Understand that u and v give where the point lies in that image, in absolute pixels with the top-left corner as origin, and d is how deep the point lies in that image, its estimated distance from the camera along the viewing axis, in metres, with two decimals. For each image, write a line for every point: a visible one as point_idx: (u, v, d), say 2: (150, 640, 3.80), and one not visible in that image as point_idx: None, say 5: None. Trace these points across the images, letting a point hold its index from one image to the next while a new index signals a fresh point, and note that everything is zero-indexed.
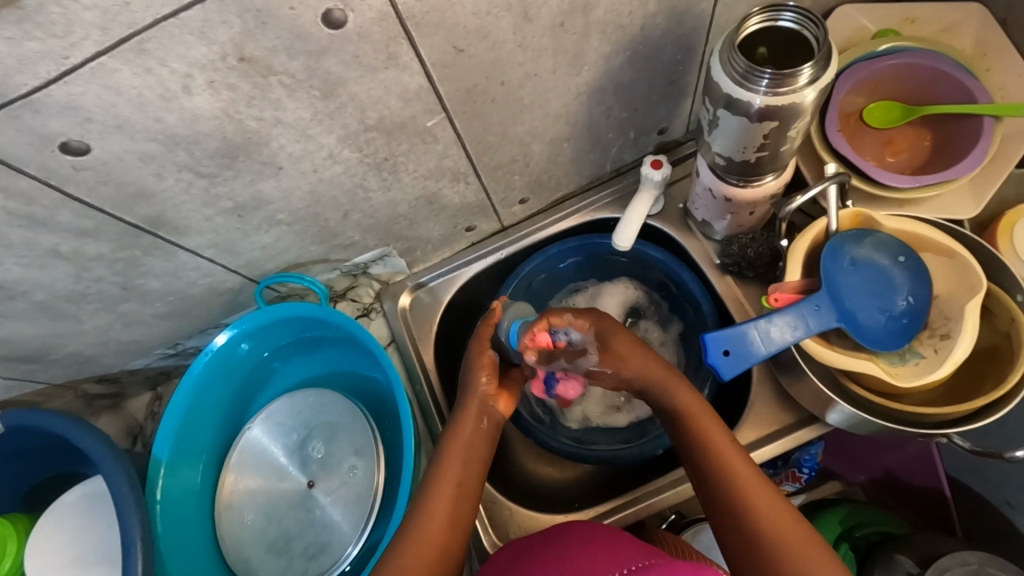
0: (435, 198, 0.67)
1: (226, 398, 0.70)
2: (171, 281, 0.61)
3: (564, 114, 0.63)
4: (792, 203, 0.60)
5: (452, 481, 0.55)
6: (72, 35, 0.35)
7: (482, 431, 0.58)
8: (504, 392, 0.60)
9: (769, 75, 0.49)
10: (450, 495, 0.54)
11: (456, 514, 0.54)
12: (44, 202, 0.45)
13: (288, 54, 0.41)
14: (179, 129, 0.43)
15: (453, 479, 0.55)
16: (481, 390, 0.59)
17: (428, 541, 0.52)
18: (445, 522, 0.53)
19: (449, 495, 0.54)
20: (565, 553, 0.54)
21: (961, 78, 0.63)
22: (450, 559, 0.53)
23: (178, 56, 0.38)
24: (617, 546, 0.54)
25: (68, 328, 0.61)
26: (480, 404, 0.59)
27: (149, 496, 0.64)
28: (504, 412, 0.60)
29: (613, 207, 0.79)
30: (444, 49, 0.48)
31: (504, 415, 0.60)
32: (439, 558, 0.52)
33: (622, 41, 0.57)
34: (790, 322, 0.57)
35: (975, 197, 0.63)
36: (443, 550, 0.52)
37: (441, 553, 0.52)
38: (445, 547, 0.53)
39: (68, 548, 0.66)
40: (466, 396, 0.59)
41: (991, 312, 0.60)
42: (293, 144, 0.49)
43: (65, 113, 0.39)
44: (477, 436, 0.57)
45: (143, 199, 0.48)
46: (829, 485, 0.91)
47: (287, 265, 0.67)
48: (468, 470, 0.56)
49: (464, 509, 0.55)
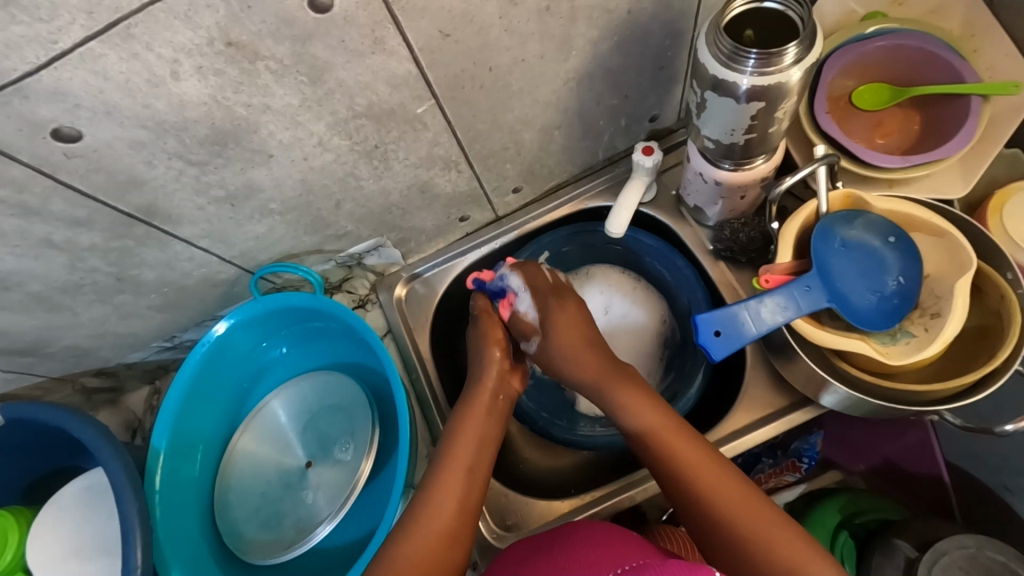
0: (427, 187, 0.67)
1: (222, 389, 0.70)
2: (166, 272, 0.61)
3: (554, 101, 0.63)
4: (782, 185, 0.60)
5: (465, 458, 0.55)
6: (58, 19, 0.35)
7: (494, 410, 0.60)
8: (514, 369, 0.63)
9: (755, 55, 0.49)
10: (460, 477, 0.54)
11: (466, 496, 0.54)
12: (35, 190, 0.45)
13: (275, 38, 0.42)
14: (169, 116, 0.44)
15: (465, 461, 0.55)
16: (495, 368, 0.61)
17: (437, 526, 0.52)
18: (457, 501, 0.53)
19: (460, 478, 0.54)
20: (569, 556, 0.55)
21: (950, 59, 0.63)
22: (460, 544, 0.52)
23: (165, 42, 0.39)
24: (620, 546, 0.54)
25: (65, 320, 0.61)
26: (497, 378, 0.61)
27: (149, 487, 0.63)
28: (518, 388, 0.63)
29: (605, 196, 0.80)
30: (431, 33, 0.48)
31: (519, 392, 0.63)
32: (449, 541, 0.51)
33: (609, 26, 0.57)
34: (780, 302, 0.57)
35: (964, 176, 0.64)
36: (452, 533, 0.52)
37: (455, 527, 0.52)
38: (453, 530, 0.52)
39: (67, 539, 0.66)
40: (482, 369, 0.61)
41: (981, 291, 0.60)
42: (283, 131, 0.50)
43: (54, 100, 0.39)
44: (489, 415, 0.59)
45: (134, 187, 0.49)
46: (829, 474, 0.93)
47: (281, 256, 0.68)
48: (482, 445, 0.57)
49: (474, 491, 0.54)
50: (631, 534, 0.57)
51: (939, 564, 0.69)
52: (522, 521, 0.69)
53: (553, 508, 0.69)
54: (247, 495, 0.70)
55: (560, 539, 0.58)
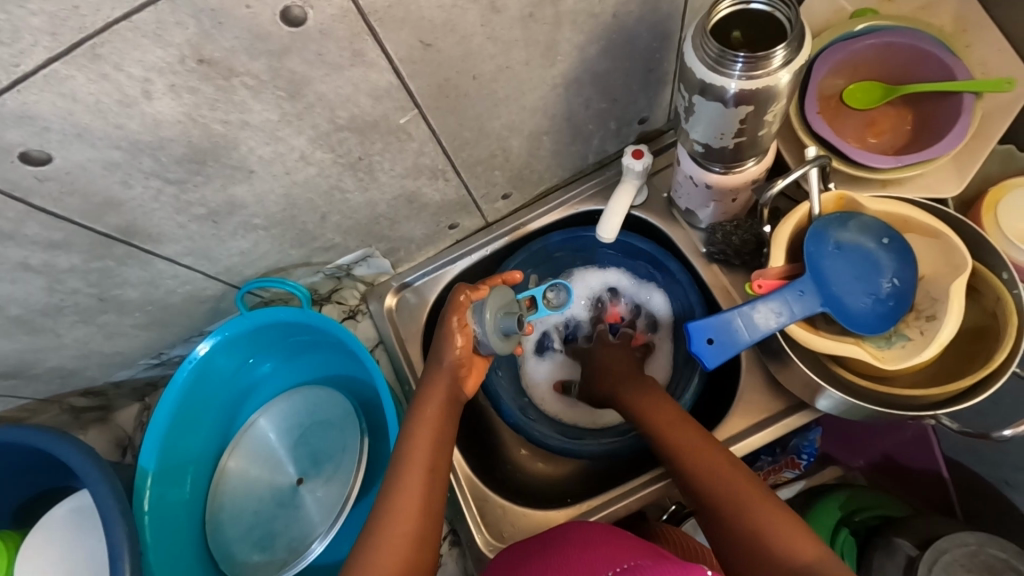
0: (414, 197, 0.66)
1: (212, 407, 0.69)
2: (149, 291, 0.60)
3: (540, 107, 0.63)
4: (773, 188, 0.59)
5: (424, 464, 0.53)
6: (20, 42, 0.34)
7: (449, 409, 0.58)
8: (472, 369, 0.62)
9: (743, 59, 0.48)
10: (422, 484, 0.53)
11: (428, 499, 0.52)
12: (8, 214, 0.44)
13: (249, 54, 0.41)
14: (143, 135, 0.42)
15: (422, 463, 0.54)
16: (451, 368, 0.59)
17: (403, 530, 0.50)
18: (421, 503, 0.52)
19: (419, 476, 0.53)
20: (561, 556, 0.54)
21: (940, 56, 0.62)
22: (427, 549, 0.51)
23: (135, 61, 0.37)
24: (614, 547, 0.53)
25: (47, 342, 0.60)
26: (451, 379, 0.59)
27: (137, 509, 0.61)
28: (470, 391, 0.62)
29: (596, 200, 0.79)
30: (412, 44, 0.47)
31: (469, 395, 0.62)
32: (415, 545, 0.50)
33: (595, 30, 0.56)
34: (774, 308, 0.56)
35: (957, 175, 0.63)
36: (418, 536, 0.50)
37: (418, 540, 0.50)
38: (421, 534, 0.50)
39: (56, 564, 0.65)
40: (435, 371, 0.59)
41: (977, 292, 0.59)
42: (262, 146, 0.49)
43: (22, 123, 0.38)
44: (445, 415, 0.58)
45: (111, 208, 0.47)
46: (829, 470, 0.89)
47: (267, 270, 0.67)
48: (435, 450, 0.55)
49: (435, 494, 0.53)
50: (624, 533, 0.57)
51: (940, 562, 0.68)
52: (518, 532, 0.68)
53: (550, 518, 0.68)
54: (238, 514, 0.69)
55: (556, 541, 0.58)
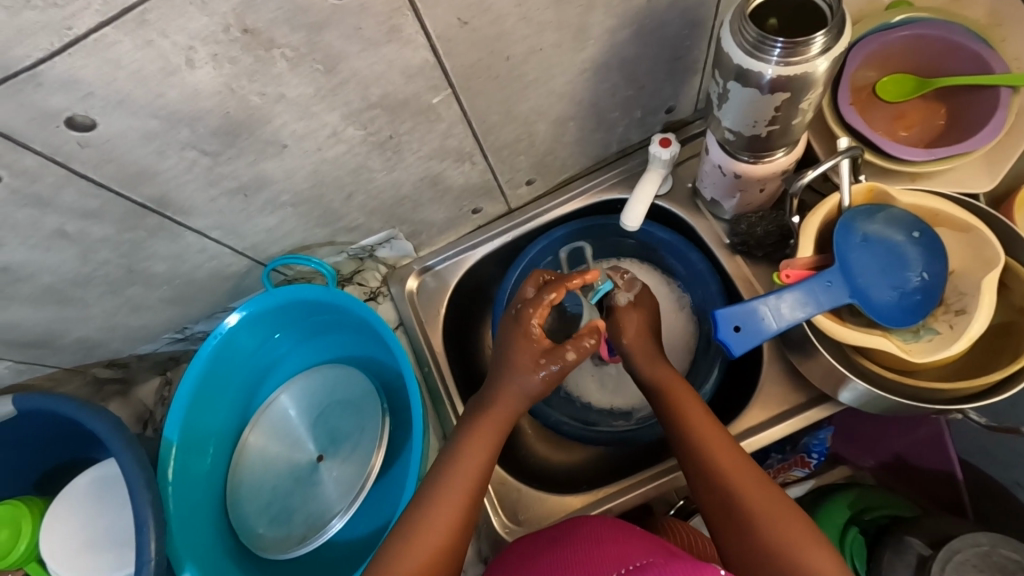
0: (439, 179, 0.67)
1: (235, 381, 0.70)
2: (177, 264, 0.61)
3: (569, 92, 0.62)
4: (803, 178, 0.59)
5: (472, 474, 0.53)
6: (72, 5, 0.34)
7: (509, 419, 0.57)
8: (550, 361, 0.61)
9: (782, 44, 0.48)
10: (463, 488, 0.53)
11: (466, 512, 0.52)
12: (48, 180, 0.44)
13: (290, 26, 0.41)
14: (182, 105, 0.43)
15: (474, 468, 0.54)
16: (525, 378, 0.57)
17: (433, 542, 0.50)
18: (456, 517, 0.51)
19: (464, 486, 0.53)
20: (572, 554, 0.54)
21: (976, 49, 0.61)
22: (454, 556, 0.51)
23: (179, 28, 0.37)
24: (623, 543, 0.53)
25: (76, 312, 0.61)
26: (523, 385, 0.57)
27: (161, 478, 0.62)
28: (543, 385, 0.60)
29: (619, 188, 0.79)
30: (449, 21, 0.47)
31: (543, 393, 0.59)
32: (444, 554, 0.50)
33: (629, 15, 0.56)
34: (801, 297, 0.56)
35: (989, 170, 0.62)
36: (447, 547, 0.50)
37: (451, 549, 0.50)
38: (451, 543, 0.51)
39: (79, 534, 0.67)
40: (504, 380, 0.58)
41: (1007, 287, 0.59)
42: (296, 121, 0.49)
43: (66, 88, 0.38)
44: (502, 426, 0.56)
45: (146, 178, 0.48)
46: (839, 469, 0.90)
47: (293, 248, 0.67)
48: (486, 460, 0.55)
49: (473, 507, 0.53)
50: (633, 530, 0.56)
51: (952, 562, 0.68)
52: (533, 517, 0.68)
53: (566, 504, 0.68)
54: (257, 488, 0.70)
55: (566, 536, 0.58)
